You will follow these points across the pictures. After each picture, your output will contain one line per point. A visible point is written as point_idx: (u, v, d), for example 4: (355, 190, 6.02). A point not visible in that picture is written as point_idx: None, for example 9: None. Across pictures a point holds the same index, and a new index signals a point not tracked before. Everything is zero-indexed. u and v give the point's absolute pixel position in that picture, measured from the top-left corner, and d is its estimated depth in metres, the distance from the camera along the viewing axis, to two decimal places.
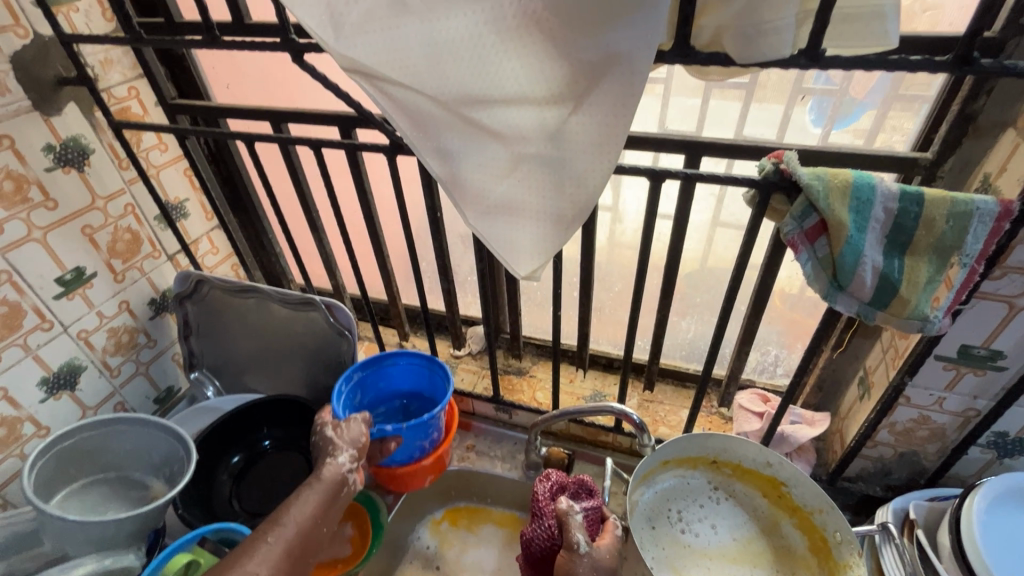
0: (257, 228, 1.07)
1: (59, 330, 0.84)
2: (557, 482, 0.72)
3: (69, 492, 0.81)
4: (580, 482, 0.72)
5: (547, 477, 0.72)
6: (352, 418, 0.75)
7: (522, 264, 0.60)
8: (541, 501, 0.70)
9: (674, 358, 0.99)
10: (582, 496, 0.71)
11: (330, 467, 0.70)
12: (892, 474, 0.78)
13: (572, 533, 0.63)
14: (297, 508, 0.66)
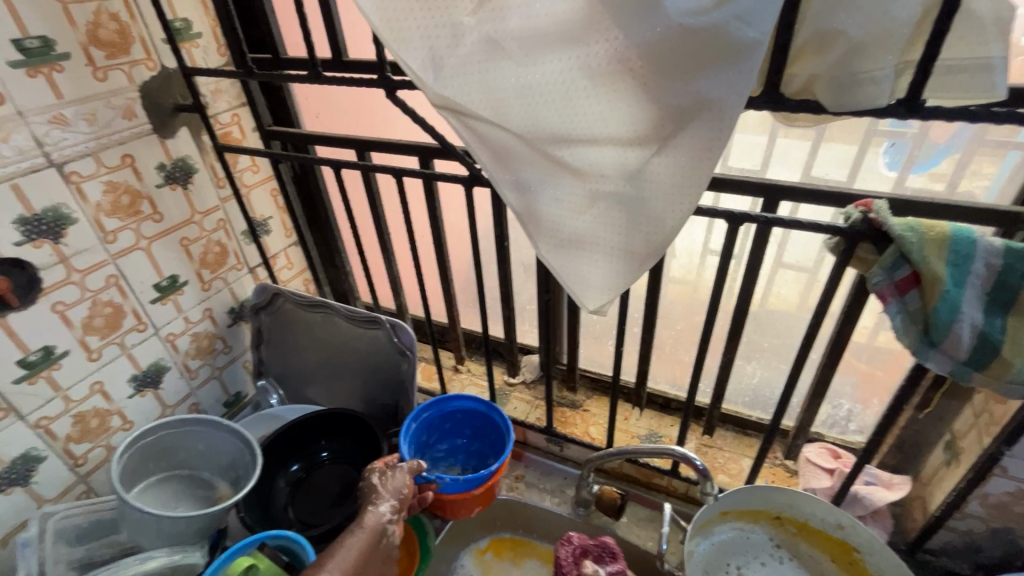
0: (331, 246, 1.14)
1: (151, 332, 0.91)
2: (580, 545, 0.74)
3: (145, 486, 0.86)
4: (603, 544, 0.74)
5: (570, 541, 0.74)
6: (397, 468, 0.81)
7: (591, 297, 0.60)
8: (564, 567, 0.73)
9: (736, 404, 0.95)
10: (605, 560, 0.73)
11: (371, 515, 0.75)
12: (983, 551, 0.72)
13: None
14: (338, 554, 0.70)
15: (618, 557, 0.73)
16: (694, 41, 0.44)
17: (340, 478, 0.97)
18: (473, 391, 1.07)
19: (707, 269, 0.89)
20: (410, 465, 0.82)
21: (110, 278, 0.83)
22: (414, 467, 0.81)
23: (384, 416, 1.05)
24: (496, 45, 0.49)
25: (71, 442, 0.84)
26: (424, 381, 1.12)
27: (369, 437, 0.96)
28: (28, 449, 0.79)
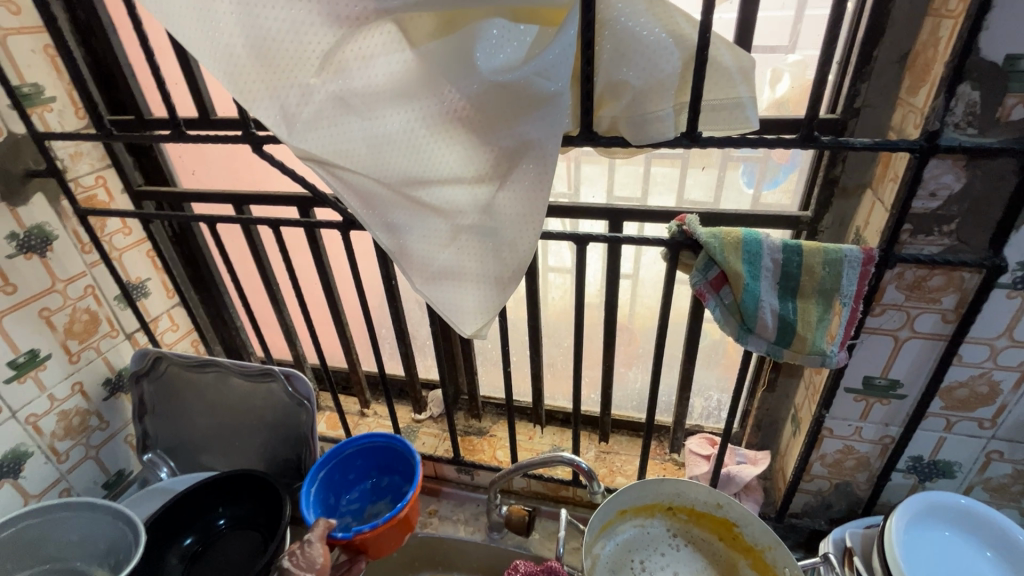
0: (218, 303, 1.11)
1: (6, 415, 0.83)
2: (524, 573, 0.74)
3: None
4: (548, 568, 0.74)
5: (514, 570, 0.74)
6: (309, 541, 0.79)
7: (468, 324, 0.65)
8: None
9: (626, 409, 1.03)
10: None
11: None
12: (833, 507, 0.83)
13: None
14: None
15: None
16: (511, 93, 0.51)
17: (240, 545, 0.92)
18: (380, 433, 1.07)
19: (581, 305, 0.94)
20: (325, 521, 0.81)
21: None
22: (326, 524, 0.81)
23: (287, 472, 1.01)
24: (343, 102, 0.54)
25: None
26: (329, 430, 1.09)
27: (269, 495, 0.93)
28: None
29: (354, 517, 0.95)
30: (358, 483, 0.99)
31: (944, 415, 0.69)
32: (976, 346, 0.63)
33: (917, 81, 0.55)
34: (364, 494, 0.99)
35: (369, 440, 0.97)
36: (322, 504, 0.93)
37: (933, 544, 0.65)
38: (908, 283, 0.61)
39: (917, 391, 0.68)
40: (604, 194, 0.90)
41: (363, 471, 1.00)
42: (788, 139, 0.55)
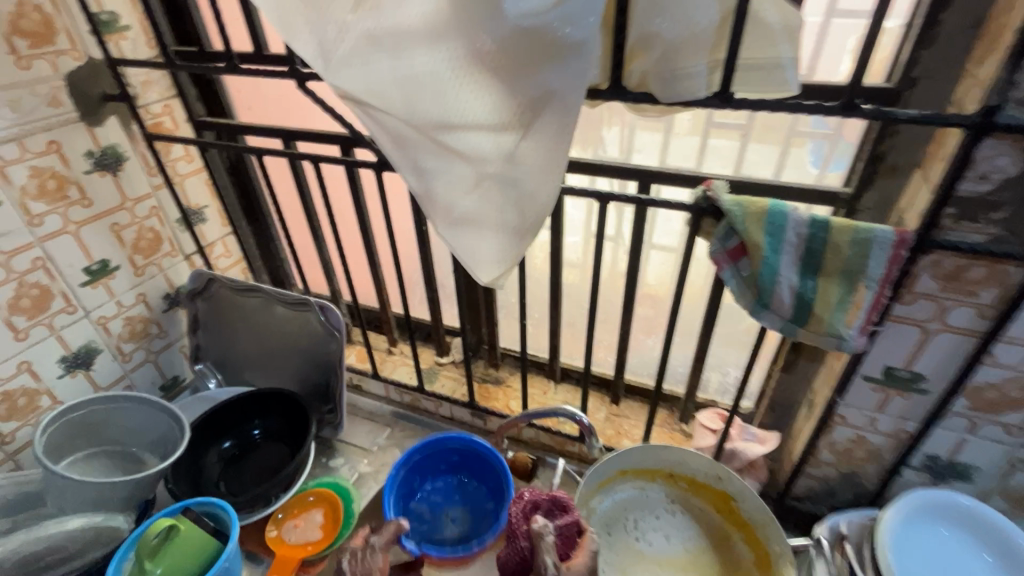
0: (266, 235, 1.18)
1: (81, 314, 0.94)
2: (531, 499, 0.72)
3: (74, 461, 0.89)
4: (554, 498, 0.72)
5: (522, 497, 0.72)
6: (373, 545, 0.66)
7: (486, 270, 0.68)
8: (515, 523, 0.70)
9: (642, 376, 1.04)
10: (556, 512, 0.71)
11: None
12: (838, 495, 0.82)
13: (542, 557, 0.63)
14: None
15: (571, 509, 0.71)
16: (535, 39, 0.51)
17: (269, 455, 1.01)
18: (403, 371, 1.13)
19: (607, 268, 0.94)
20: (398, 522, 0.68)
21: (36, 261, 0.86)
22: (397, 529, 0.67)
23: (317, 396, 1.09)
24: (374, 40, 0.55)
25: None
26: (357, 363, 1.16)
27: (299, 412, 1.01)
28: None
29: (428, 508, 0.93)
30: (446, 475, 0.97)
31: (968, 416, 0.65)
32: (1012, 347, 0.59)
33: (986, 50, 0.50)
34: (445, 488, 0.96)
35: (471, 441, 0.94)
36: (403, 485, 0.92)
37: (925, 542, 0.64)
38: (945, 272, 0.57)
39: (941, 388, 0.65)
40: (657, 161, 0.87)
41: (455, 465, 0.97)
42: (827, 106, 0.52)
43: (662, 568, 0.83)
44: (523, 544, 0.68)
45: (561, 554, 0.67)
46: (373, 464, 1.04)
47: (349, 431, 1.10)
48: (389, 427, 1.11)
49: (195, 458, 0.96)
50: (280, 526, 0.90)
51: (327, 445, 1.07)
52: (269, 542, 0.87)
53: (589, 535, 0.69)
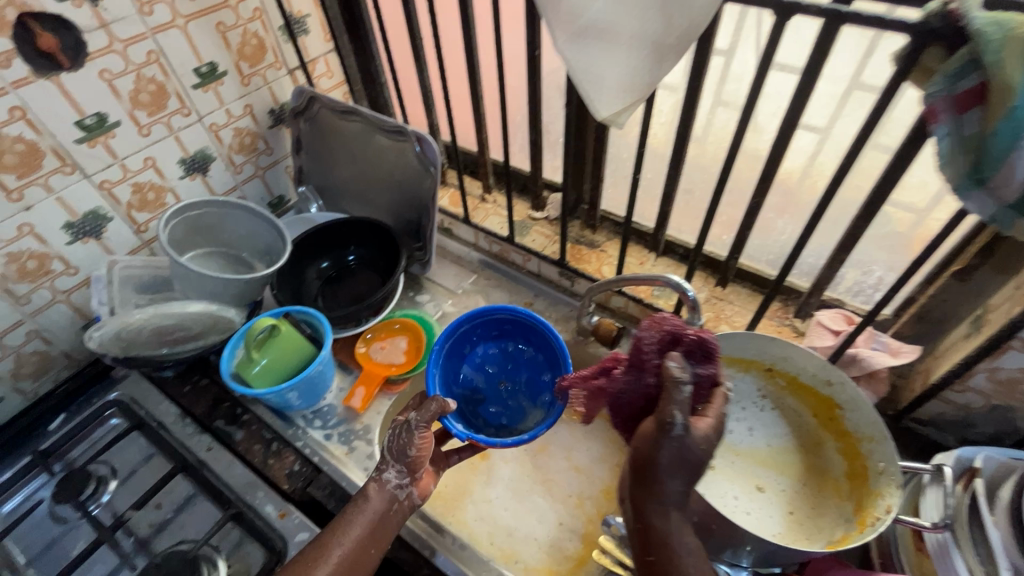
0: (366, 55, 1.08)
1: (195, 119, 0.96)
2: (672, 331, 0.60)
3: (195, 255, 0.97)
4: (701, 341, 0.59)
5: (657, 326, 0.60)
6: (412, 424, 0.68)
7: (605, 106, 0.59)
8: (643, 353, 0.60)
9: (759, 263, 0.88)
10: (696, 358, 0.59)
11: (375, 485, 0.67)
12: (976, 428, 0.70)
13: (670, 409, 0.51)
14: (332, 548, 0.62)
15: (716, 360, 0.59)
16: None
17: (361, 282, 1.05)
18: (495, 221, 1.08)
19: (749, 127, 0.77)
20: (441, 402, 0.67)
21: (150, 54, 0.85)
22: (439, 410, 0.67)
23: (408, 233, 1.09)
24: None
25: (132, 209, 0.94)
26: (450, 206, 1.12)
27: (392, 245, 1.03)
28: (96, 208, 0.89)
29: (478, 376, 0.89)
30: (499, 347, 0.91)
31: None
32: None
33: None
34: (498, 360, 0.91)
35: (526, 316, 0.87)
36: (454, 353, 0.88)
37: None
38: None
39: None
40: None
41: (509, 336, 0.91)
42: None
43: (739, 456, 0.78)
44: (648, 378, 0.59)
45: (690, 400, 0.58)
46: (457, 306, 1.05)
47: (437, 273, 1.10)
48: (475, 274, 1.10)
49: (295, 273, 1.01)
50: (369, 345, 0.95)
51: (415, 282, 1.09)
52: (358, 355, 0.93)
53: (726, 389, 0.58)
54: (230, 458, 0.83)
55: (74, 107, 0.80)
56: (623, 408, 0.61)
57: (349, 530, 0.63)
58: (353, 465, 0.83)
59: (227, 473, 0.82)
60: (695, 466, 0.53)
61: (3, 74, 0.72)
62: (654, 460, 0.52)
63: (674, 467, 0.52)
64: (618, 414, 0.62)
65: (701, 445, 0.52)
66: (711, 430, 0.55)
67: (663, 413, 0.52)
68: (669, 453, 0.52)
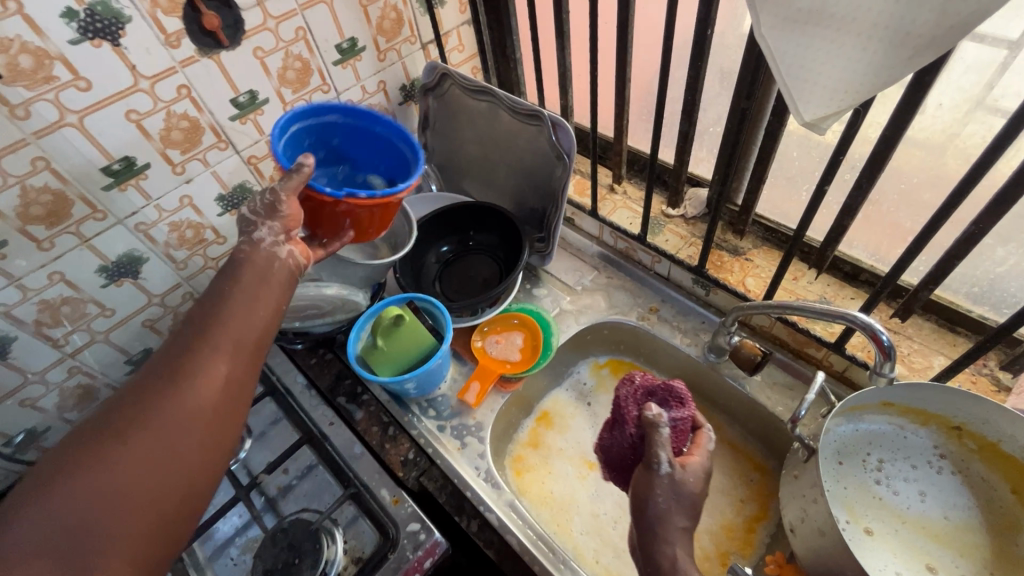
0: (502, 28, 1.01)
1: (334, 96, 0.96)
2: (643, 386, 0.67)
3: None
4: (670, 389, 0.66)
5: (631, 382, 0.67)
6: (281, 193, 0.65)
7: (811, 107, 0.49)
8: (623, 407, 0.66)
9: (956, 294, 0.74)
10: (669, 405, 0.66)
11: (242, 246, 0.61)
12: None
13: (654, 452, 0.59)
14: (239, 308, 0.58)
15: (687, 403, 0.65)
16: None
17: (481, 266, 1.03)
18: (623, 214, 1.00)
19: (979, 131, 0.61)
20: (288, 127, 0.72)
21: (299, 31, 0.86)
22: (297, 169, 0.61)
23: (529, 221, 1.04)
24: None
25: (273, 183, 0.98)
26: (576, 195, 1.05)
27: (514, 234, 0.98)
28: (243, 181, 0.93)
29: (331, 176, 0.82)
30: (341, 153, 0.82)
31: None
32: None
33: None
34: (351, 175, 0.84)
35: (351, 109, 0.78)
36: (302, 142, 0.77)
37: None
38: None
39: None
40: None
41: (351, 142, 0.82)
42: None
43: (905, 524, 0.67)
44: (626, 426, 0.65)
45: (675, 445, 0.64)
46: (575, 304, 0.99)
47: (555, 265, 1.05)
48: (595, 271, 1.03)
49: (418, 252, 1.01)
50: (484, 338, 0.94)
51: (532, 273, 1.05)
52: (474, 349, 0.91)
53: (706, 432, 0.64)
54: (350, 437, 0.84)
55: (231, 85, 0.83)
56: (617, 461, 0.67)
57: (251, 300, 0.59)
58: (464, 461, 0.82)
59: (347, 450, 0.83)
60: (691, 504, 0.59)
61: (174, 54, 0.76)
62: (650, 499, 0.58)
63: (670, 503, 0.58)
64: (613, 467, 0.68)
65: (690, 482, 0.59)
66: (705, 474, 0.61)
67: (649, 460, 0.59)
68: (663, 493, 0.58)
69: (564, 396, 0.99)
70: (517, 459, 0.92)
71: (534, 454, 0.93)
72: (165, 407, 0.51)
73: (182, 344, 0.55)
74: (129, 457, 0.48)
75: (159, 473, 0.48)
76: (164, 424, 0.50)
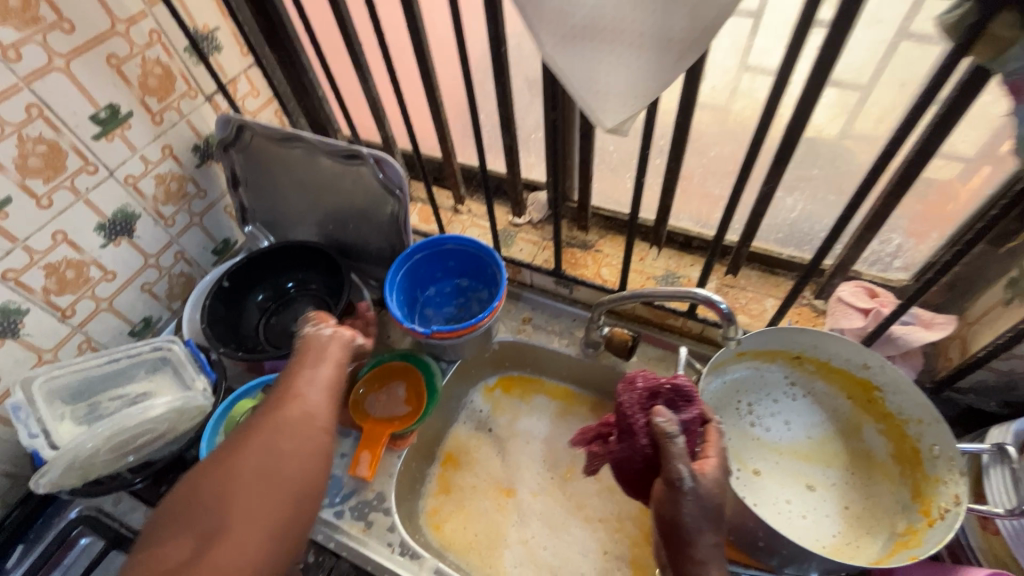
0: (295, 66, 0.93)
1: (105, 174, 0.80)
2: (647, 387, 0.62)
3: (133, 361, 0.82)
4: (676, 387, 0.61)
5: (634, 385, 0.62)
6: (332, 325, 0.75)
7: (610, 115, 0.50)
8: (630, 415, 0.60)
9: (768, 242, 0.83)
10: (678, 405, 0.61)
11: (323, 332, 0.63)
12: (1018, 390, 0.67)
13: (673, 466, 0.52)
14: (317, 373, 0.59)
15: (697, 402, 0.60)
16: None
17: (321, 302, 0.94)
18: (475, 233, 0.98)
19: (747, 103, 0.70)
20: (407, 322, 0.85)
21: (31, 108, 0.69)
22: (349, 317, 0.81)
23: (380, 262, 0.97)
24: None
25: (50, 294, 0.79)
26: (421, 224, 1.01)
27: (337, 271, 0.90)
28: (4, 303, 0.74)
29: (433, 310, 0.94)
30: (440, 281, 0.95)
31: None
32: None
33: None
34: (442, 292, 0.95)
35: (434, 247, 0.90)
36: (405, 290, 0.90)
37: None
38: None
39: None
40: None
41: (449, 271, 0.94)
42: None
43: (780, 455, 0.75)
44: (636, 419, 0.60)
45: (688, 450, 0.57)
46: None
47: None
48: None
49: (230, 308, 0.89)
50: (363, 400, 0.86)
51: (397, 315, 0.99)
52: (355, 415, 0.83)
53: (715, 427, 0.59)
54: None
55: None
56: (629, 473, 0.61)
57: (322, 368, 0.60)
58: (375, 543, 0.74)
59: None
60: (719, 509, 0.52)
61: None
62: (678, 521, 0.51)
63: (699, 522, 0.51)
64: (628, 480, 0.62)
65: (715, 493, 0.52)
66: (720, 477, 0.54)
67: (669, 472, 0.52)
68: (691, 511, 0.51)
69: (464, 429, 0.95)
70: (431, 513, 0.86)
71: (447, 501, 0.88)
72: (284, 446, 0.51)
73: (228, 441, 0.53)
74: (249, 478, 0.49)
75: (276, 496, 0.49)
76: (281, 456, 0.51)
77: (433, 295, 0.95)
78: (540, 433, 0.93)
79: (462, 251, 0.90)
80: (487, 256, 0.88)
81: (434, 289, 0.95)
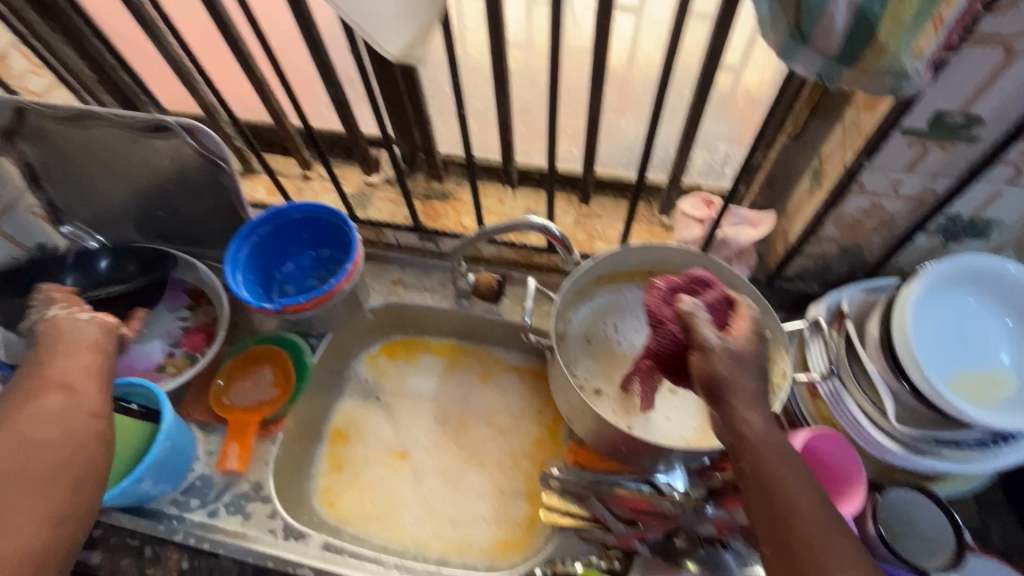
0: (74, 33, 0.79)
1: None
2: (667, 285, 0.59)
3: None
4: (692, 276, 0.58)
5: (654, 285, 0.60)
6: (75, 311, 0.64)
7: (391, 42, 0.48)
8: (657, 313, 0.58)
9: (612, 167, 0.86)
10: (700, 292, 0.57)
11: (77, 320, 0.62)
12: (832, 270, 0.74)
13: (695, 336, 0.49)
14: (72, 362, 0.58)
15: (715, 282, 0.56)
16: None
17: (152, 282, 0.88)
18: (328, 199, 0.93)
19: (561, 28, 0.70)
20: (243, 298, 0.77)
21: None
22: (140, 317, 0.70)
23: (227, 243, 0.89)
24: None
25: None
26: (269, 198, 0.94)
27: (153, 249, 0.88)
28: None
29: (292, 286, 0.88)
30: (296, 255, 0.89)
31: (1017, 162, 0.54)
32: None
33: None
34: (301, 266, 0.88)
35: (279, 217, 0.83)
36: (255, 267, 0.84)
37: (948, 312, 0.59)
38: None
39: (996, 132, 0.52)
40: None
41: (306, 243, 0.88)
42: None
43: None
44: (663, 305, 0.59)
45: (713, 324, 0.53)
46: None
47: None
48: None
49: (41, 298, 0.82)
50: (227, 391, 0.81)
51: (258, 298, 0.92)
52: (219, 409, 0.78)
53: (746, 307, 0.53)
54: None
55: None
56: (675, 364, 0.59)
57: (76, 358, 0.59)
58: (255, 533, 0.71)
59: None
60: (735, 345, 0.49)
61: None
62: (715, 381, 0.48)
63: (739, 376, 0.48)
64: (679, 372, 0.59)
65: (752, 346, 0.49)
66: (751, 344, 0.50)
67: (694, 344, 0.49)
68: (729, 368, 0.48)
69: (349, 403, 0.90)
70: (324, 492, 0.83)
71: (340, 477, 0.84)
72: (37, 437, 0.50)
73: None
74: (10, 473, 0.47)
75: (51, 474, 0.49)
76: (43, 441, 0.50)
77: (289, 271, 0.88)
78: (428, 391, 0.91)
79: (311, 218, 0.84)
80: (338, 219, 0.82)
81: (289, 263, 0.88)
